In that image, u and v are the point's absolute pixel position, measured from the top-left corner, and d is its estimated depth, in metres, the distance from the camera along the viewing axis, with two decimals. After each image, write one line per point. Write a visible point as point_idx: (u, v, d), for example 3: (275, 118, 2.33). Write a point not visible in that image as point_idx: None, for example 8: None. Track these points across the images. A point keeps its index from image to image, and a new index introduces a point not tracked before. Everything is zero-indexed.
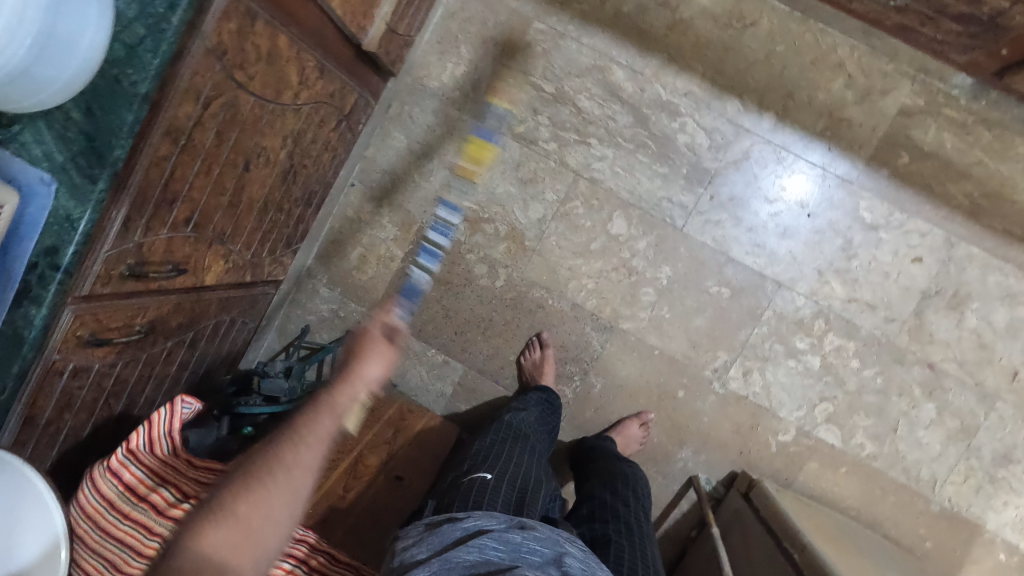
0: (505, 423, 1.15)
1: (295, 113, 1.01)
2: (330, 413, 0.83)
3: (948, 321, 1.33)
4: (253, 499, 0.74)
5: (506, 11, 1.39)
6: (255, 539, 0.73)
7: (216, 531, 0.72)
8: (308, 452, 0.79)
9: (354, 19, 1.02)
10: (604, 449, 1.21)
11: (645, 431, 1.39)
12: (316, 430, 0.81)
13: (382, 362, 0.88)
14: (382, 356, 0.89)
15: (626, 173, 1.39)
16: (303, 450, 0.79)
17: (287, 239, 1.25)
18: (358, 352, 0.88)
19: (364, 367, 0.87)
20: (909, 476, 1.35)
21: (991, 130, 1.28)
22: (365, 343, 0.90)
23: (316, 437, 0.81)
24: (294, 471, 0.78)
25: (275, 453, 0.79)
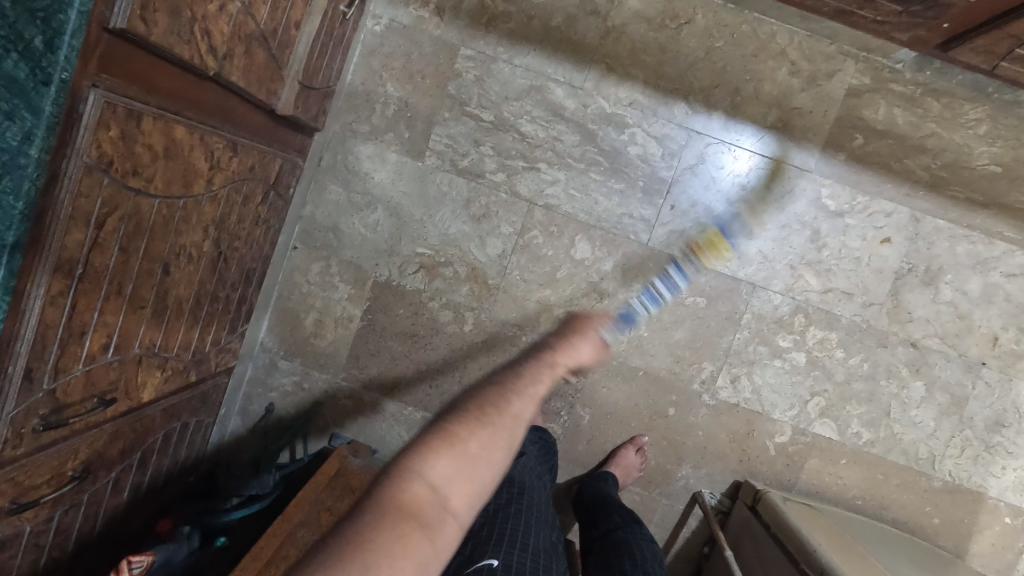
0: (517, 478, 1.08)
1: (212, 200, 0.91)
2: (536, 388, 0.66)
3: (924, 297, 1.31)
4: (458, 462, 0.57)
5: (429, 41, 1.30)
6: (484, 463, 0.58)
7: (449, 461, 0.56)
8: (495, 431, 0.60)
9: (263, 86, 0.92)
10: (614, 510, 1.18)
11: (642, 456, 1.35)
12: (494, 418, 0.60)
13: (596, 351, 0.75)
14: (591, 338, 0.75)
15: (581, 194, 1.32)
16: (518, 402, 0.63)
17: (232, 323, 1.15)
18: (564, 332, 0.74)
19: (569, 347, 0.73)
20: (908, 456, 1.34)
21: (939, 100, 1.26)
22: (584, 325, 0.76)
23: (529, 406, 0.64)
24: (507, 418, 0.61)
25: (509, 394, 0.63)
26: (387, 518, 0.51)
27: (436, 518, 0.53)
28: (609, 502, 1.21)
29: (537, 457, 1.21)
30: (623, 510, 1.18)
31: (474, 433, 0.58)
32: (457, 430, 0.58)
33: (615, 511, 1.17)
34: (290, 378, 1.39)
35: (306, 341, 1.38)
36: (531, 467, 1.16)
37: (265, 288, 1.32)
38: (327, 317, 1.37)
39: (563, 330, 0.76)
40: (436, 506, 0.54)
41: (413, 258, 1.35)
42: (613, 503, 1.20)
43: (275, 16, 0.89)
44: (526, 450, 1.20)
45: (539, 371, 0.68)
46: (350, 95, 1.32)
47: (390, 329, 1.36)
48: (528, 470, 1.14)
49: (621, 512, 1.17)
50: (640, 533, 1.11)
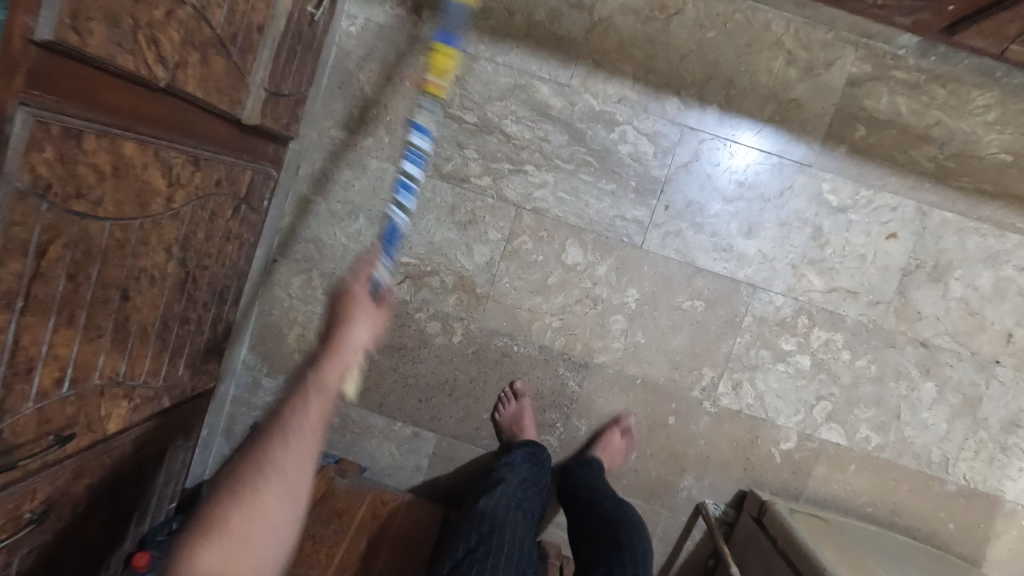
0: (488, 516, 1.09)
1: (174, 219, 0.86)
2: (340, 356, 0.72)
3: (933, 294, 1.25)
4: (260, 510, 0.61)
5: (407, 41, 1.24)
6: (293, 488, 0.63)
7: (245, 489, 0.61)
8: (309, 413, 0.67)
9: (224, 95, 0.87)
10: (601, 504, 1.15)
11: (627, 438, 1.29)
12: (307, 414, 0.67)
13: (376, 318, 0.77)
14: (375, 316, 0.77)
15: (571, 197, 1.26)
16: (293, 438, 0.65)
17: (206, 344, 1.10)
18: (341, 305, 0.76)
19: (353, 321, 0.74)
20: (920, 461, 1.28)
21: (945, 86, 1.20)
22: (354, 301, 0.77)
23: (322, 402, 0.68)
24: (277, 474, 0.63)
25: (269, 445, 0.64)
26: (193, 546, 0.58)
27: (255, 542, 0.60)
28: (597, 491, 1.18)
29: (523, 473, 1.19)
30: (610, 501, 1.15)
31: (294, 442, 0.64)
32: (250, 481, 0.61)
33: (602, 506, 1.15)
34: (275, 397, 1.33)
35: (290, 357, 1.33)
36: (512, 488, 1.15)
37: (245, 304, 1.27)
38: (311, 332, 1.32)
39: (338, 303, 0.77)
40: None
41: (398, 268, 1.29)
42: (602, 494, 1.17)
43: (234, 20, 0.83)
44: (508, 468, 1.19)
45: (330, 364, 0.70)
46: (326, 100, 1.26)
47: (377, 343, 1.31)
48: (505, 497, 1.13)
49: (609, 503, 1.15)
50: (627, 531, 1.10)
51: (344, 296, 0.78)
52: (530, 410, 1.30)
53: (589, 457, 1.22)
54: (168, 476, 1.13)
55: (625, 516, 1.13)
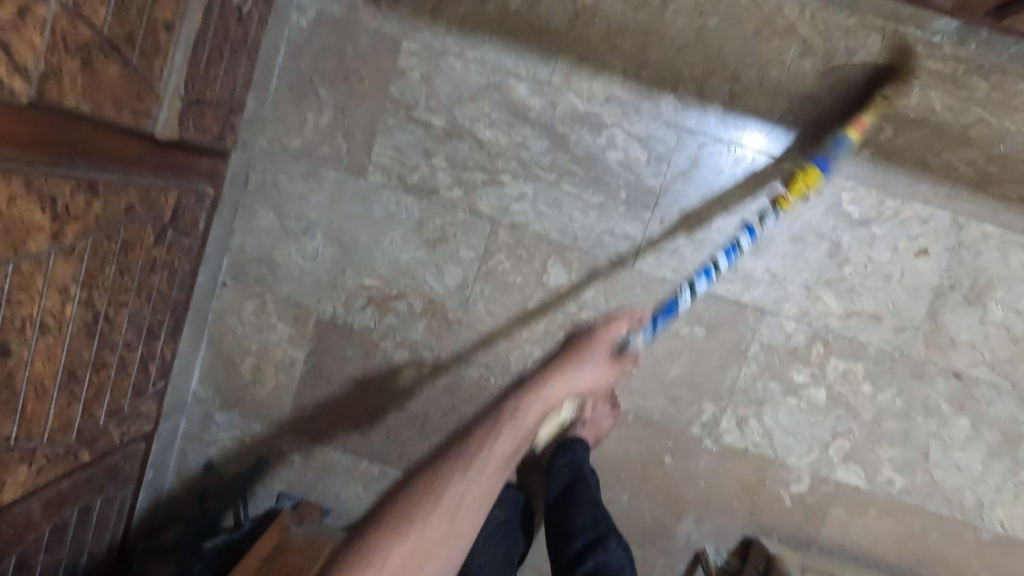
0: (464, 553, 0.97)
1: (67, 257, 0.72)
2: (535, 409, 0.77)
3: (969, 318, 1.09)
4: (442, 510, 0.64)
5: (365, 34, 1.09)
6: (464, 510, 0.66)
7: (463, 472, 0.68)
8: (500, 448, 0.71)
9: (123, 107, 0.73)
10: (573, 521, 0.98)
11: (614, 406, 1.13)
12: (497, 448, 0.71)
13: (582, 375, 0.85)
14: (574, 377, 0.83)
15: (553, 210, 1.11)
16: (493, 447, 0.70)
17: (137, 386, 0.97)
18: (585, 344, 0.88)
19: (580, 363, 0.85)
20: (951, 505, 1.13)
21: (988, 78, 1.03)
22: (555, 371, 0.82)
23: (516, 435, 0.73)
24: (482, 472, 0.68)
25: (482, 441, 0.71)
26: (395, 529, 0.62)
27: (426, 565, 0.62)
28: (571, 502, 1.00)
29: (505, 500, 1.06)
30: (584, 517, 0.98)
31: (494, 449, 0.70)
32: (449, 473, 0.67)
33: (574, 524, 0.98)
34: (229, 433, 1.21)
35: (244, 390, 1.20)
36: (491, 519, 1.03)
37: (190, 333, 1.14)
38: (266, 362, 1.19)
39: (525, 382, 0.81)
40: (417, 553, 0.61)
41: (361, 291, 1.16)
42: (575, 506, 1.00)
43: (127, 18, 0.69)
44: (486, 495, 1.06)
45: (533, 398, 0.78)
46: (276, 104, 1.11)
47: (338, 374, 1.18)
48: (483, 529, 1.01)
49: (584, 519, 0.98)
50: (603, 557, 0.93)
51: (538, 374, 0.83)
52: None
53: (571, 447, 1.06)
54: (98, 530, 1.02)
55: (602, 535, 0.96)
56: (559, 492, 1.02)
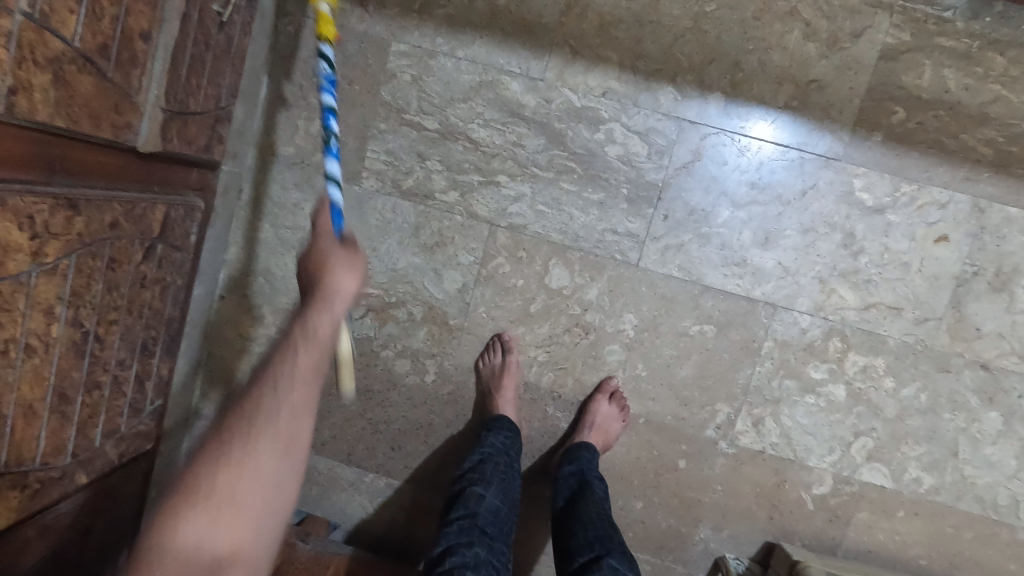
0: (448, 557, 0.85)
1: (49, 275, 0.70)
2: (314, 344, 0.57)
3: (995, 307, 1.03)
4: (221, 513, 0.49)
5: (353, 39, 1.07)
6: (250, 489, 0.50)
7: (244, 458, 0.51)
8: (296, 373, 0.55)
9: (101, 121, 0.71)
10: (574, 537, 0.95)
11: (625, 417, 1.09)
12: (290, 382, 0.55)
13: (355, 264, 0.63)
14: (355, 263, 0.63)
15: (552, 210, 1.08)
16: (270, 390, 0.54)
17: (133, 404, 0.96)
18: (316, 265, 0.62)
19: (333, 280, 0.61)
20: (984, 504, 1.07)
21: (1004, 53, 0.98)
22: (325, 251, 0.63)
23: (312, 358, 0.56)
24: (268, 435, 0.52)
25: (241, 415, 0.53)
26: (169, 522, 0.49)
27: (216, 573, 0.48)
28: (573, 517, 0.97)
29: (499, 490, 0.95)
30: (584, 532, 0.94)
31: (280, 399, 0.54)
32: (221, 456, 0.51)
33: (575, 541, 0.94)
34: None
35: None
36: (482, 513, 0.91)
37: (188, 349, 1.12)
38: None
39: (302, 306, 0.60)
40: (202, 563, 0.47)
41: (359, 300, 1.13)
42: (576, 522, 0.96)
43: (99, 29, 0.67)
44: (476, 486, 0.95)
45: (310, 318, 0.58)
46: (267, 113, 1.10)
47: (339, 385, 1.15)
48: (471, 526, 0.89)
49: (584, 536, 0.94)
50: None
51: (313, 253, 0.64)
52: (517, 368, 1.10)
53: (574, 456, 1.04)
54: (101, 552, 1.00)
55: (598, 553, 0.91)
56: (565, 503, 1.01)
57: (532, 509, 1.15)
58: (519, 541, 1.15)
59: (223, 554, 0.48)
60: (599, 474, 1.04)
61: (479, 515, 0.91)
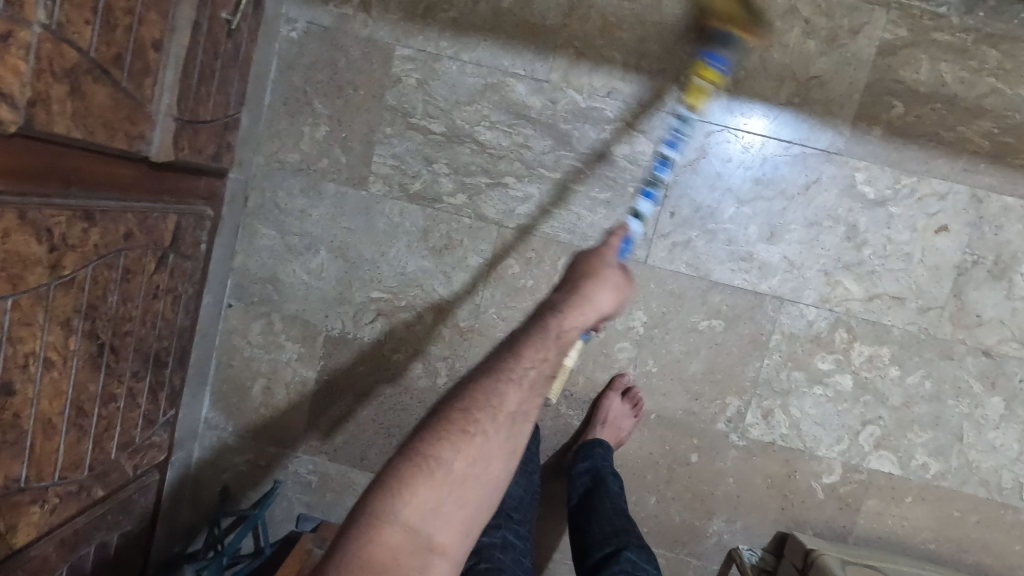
0: (475, 537, 0.88)
1: (67, 288, 0.70)
2: (548, 350, 0.61)
3: (995, 294, 1.06)
4: (451, 483, 0.56)
5: (357, 44, 1.07)
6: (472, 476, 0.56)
7: (469, 454, 0.57)
8: (520, 391, 0.59)
9: (114, 131, 0.70)
10: (591, 533, 0.96)
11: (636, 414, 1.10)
12: (511, 398, 0.59)
13: (618, 293, 0.67)
14: (620, 286, 0.68)
15: (560, 210, 1.09)
16: (508, 391, 0.59)
17: (147, 416, 0.95)
18: (585, 274, 0.68)
19: (590, 292, 0.66)
20: (989, 488, 1.10)
21: (998, 47, 1.00)
22: (600, 266, 0.69)
23: (532, 386, 0.60)
24: (501, 426, 0.58)
25: (488, 394, 0.59)
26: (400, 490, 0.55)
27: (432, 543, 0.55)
28: (590, 513, 0.99)
29: (520, 480, 0.99)
30: (602, 528, 0.96)
31: (506, 399, 0.59)
32: (467, 434, 0.57)
33: (593, 537, 0.96)
34: (243, 457, 1.18)
35: (256, 413, 1.17)
36: (506, 499, 0.95)
37: (197, 358, 1.11)
38: (277, 384, 1.16)
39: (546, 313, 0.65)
40: (421, 545, 0.54)
41: (369, 305, 1.13)
42: (592, 517, 0.98)
43: (113, 39, 0.66)
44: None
45: (557, 323, 0.63)
46: (271, 120, 1.09)
47: (350, 391, 1.15)
48: (497, 511, 0.93)
49: (602, 531, 0.96)
50: (615, 570, 0.89)
51: (583, 270, 0.69)
52: None
53: (588, 452, 1.05)
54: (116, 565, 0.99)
55: (615, 548, 0.92)
56: (580, 500, 1.02)
57: (548, 508, 1.15)
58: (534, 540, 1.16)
59: (436, 538, 0.55)
60: (613, 471, 1.05)
61: (503, 500, 0.94)
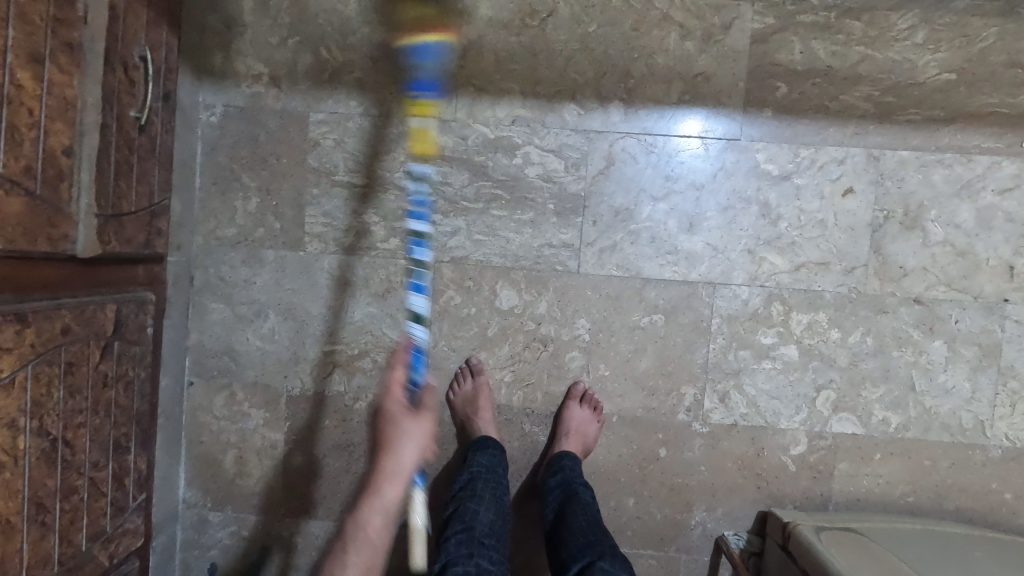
0: (449, 569, 0.89)
1: (8, 390, 0.73)
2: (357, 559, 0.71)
3: (912, 243, 1.10)
4: None
5: (273, 117, 1.14)
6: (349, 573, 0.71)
7: (366, 553, 0.72)
8: (392, 491, 0.71)
9: (36, 236, 0.76)
10: (566, 547, 0.97)
11: (601, 430, 1.13)
12: (386, 499, 0.72)
13: (420, 423, 0.72)
14: (420, 419, 0.73)
15: (489, 237, 1.14)
16: (376, 515, 0.72)
17: (115, 503, 0.97)
18: (385, 422, 0.72)
19: (405, 428, 0.71)
20: (952, 431, 1.12)
21: (860, 19, 1.07)
22: (399, 419, 0.72)
23: (395, 497, 0.72)
24: (362, 551, 0.72)
25: (364, 516, 0.72)
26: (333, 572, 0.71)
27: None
28: (563, 527, 1.00)
29: (491, 504, 1.00)
30: (576, 540, 0.97)
31: (384, 500, 0.72)
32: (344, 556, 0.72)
33: (569, 550, 0.97)
34: (227, 531, 1.19)
35: (232, 484, 1.19)
36: (477, 526, 0.96)
37: (165, 440, 1.14)
38: (248, 452, 1.18)
39: (378, 412, 0.74)
40: None
41: (324, 358, 1.16)
42: (566, 531, 0.99)
43: (21, 152, 0.72)
44: (469, 502, 0.99)
45: (391, 459, 0.71)
46: (204, 201, 1.15)
47: (319, 446, 1.17)
48: (469, 540, 0.93)
49: (576, 543, 0.97)
50: None
51: (384, 415, 0.74)
52: (488, 387, 1.14)
53: (558, 466, 1.07)
54: None
55: (589, 559, 0.93)
56: (554, 516, 1.03)
57: (530, 527, 1.16)
58: (523, 563, 1.16)
59: None
60: (583, 481, 1.06)
61: (475, 528, 0.95)
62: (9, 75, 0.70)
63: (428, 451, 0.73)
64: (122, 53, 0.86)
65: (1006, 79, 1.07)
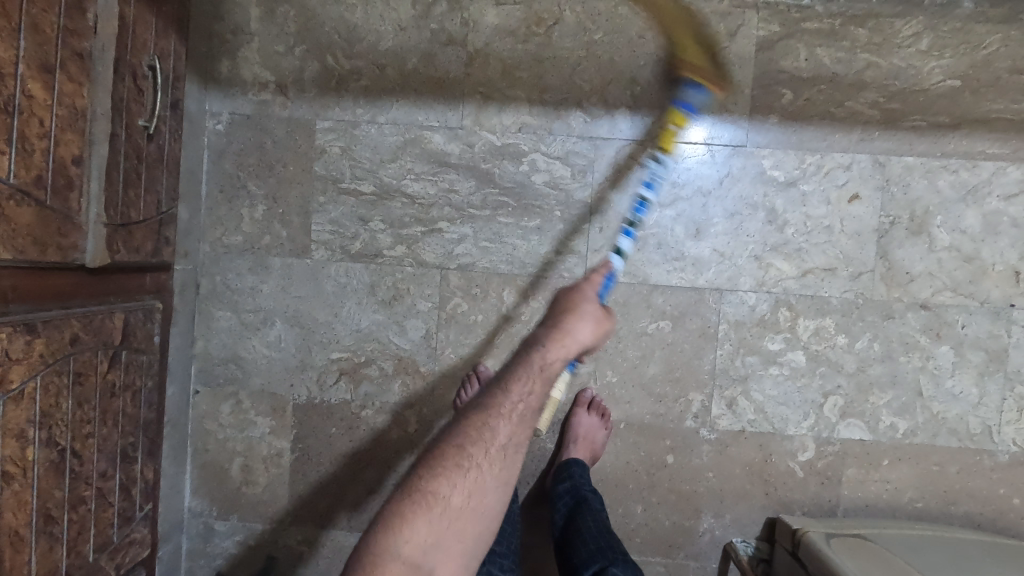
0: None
1: (17, 402, 0.73)
2: (444, 499, 0.66)
3: (918, 249, 1.10)
4: (456, 518, 0.66)
5: (280, 125, 1.14)
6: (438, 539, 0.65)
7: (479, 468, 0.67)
8: (530, 395, 0.70)
9: (46, 246, 0.76)
10: (577, 553, 0.98)
11: (609, 435, 1.12)
12: (516, 407, 0.70)
13: (603, 318, 0.77)
14: (605, 320, 0.77)
15: (496, 244, 1.14)
16: (497, 426, 0.69)
17: (122, 513, 0.96)
18: (568, 308, 0.77)
19: (568, 329, 0.74)
20: (960, 436, 1.12)
21: (864, 25, 1.08)
22: (579, 301, 0.78)
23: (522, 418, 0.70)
24: (494, 457, 0.68)
25: (481, 426, 0.69)
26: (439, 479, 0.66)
27: (480, 500, 0.68)
28: (574, 534, 1.00)
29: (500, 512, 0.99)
30: (588, 546, 0.97)
31: (524, 409, 0.70)
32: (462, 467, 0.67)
33: (580, 557, 0.97)
34: (233, 540, 1.19)
35: (238, 492, 1.18)
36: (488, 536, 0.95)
37: (171, 449, 1.13)
38: (254, 460, 1.18)
39: (540, 341, 0.74)
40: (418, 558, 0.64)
41: (331, 366, 1.16)
42: (576, 537, 0.99)
43: (32, 163, 0.72)
44: None
45: (547, 358, 0.72)
46: (210, 209, 1.15)
47: (326, 454, 1.17)
48: None
49: (588, 549, 0.97)
50: None
51: (570, 293, 0.80)
52: None
53: (566, 473, 1.07)
54: None
55: (602, 564, 0.94)
56: (564, 522, 1.03)
57: (537, 535, 1.16)
58: (531, 571, 1.16)
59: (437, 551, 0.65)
60: (592, 487, 1.06)
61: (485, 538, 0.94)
62: (20, 86, 0.70)
63: (587, 348, 0.77)
64: (131, 62, 0.86)
65: (1011, 85, 1.07)
